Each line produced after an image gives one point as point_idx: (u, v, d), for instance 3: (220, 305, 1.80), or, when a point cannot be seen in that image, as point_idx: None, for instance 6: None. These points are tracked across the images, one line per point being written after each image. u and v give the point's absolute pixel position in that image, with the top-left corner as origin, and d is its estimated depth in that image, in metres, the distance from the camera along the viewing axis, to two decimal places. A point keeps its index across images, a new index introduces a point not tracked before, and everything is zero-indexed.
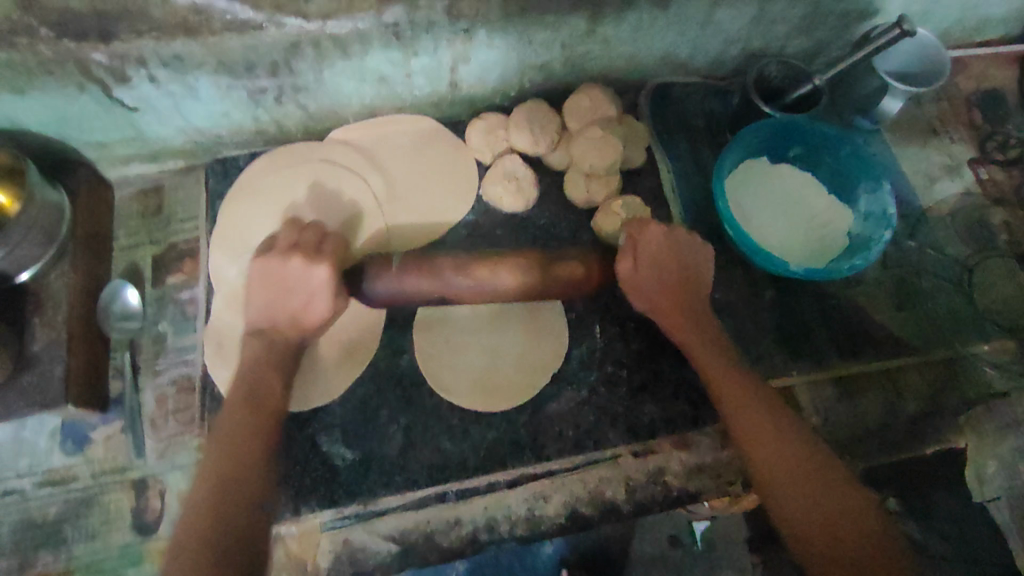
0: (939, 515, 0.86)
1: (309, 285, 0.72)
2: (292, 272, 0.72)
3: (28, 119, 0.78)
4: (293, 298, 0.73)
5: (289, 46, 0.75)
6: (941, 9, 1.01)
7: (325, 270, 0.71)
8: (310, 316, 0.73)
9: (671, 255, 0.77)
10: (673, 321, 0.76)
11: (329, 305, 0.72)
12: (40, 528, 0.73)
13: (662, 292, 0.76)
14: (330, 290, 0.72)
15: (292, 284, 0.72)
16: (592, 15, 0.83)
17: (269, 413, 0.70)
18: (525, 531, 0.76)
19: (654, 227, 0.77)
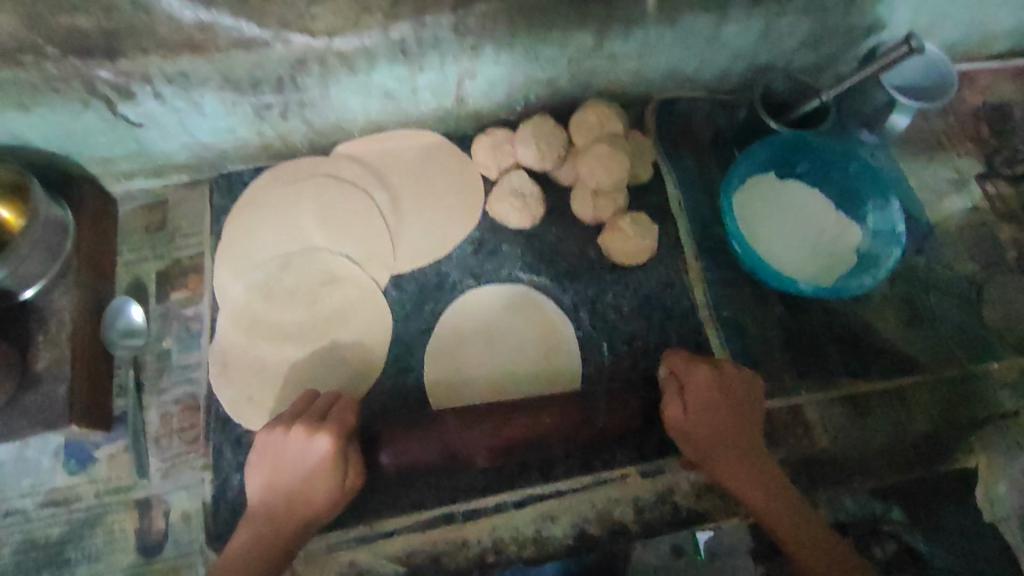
0: (948, 528, 0.84)
1: (308, 462, 0.65)
2: (289, 451, 0.65)
3: (32, 135, 0.77)
4: (287, 469, 0.65)
5: (295, 62, 0.74)
6: (947, 24, 1.01)
7: (325, 441, 0.64)
8: (312, 498, 0.65)
9: (717, 385, 0.71)
10: (700, 431, 0.70)
11: (333, 481, 0.65)
12: (42, 549, 0.72)
13: (703, 417, 0.70)
14: (332, 465, 0.64)
15: (294, 466, 0.65)
16: (599, 32, 0.83)
17: (285, 522, 0.65)
18: (533, 553, 0.75)
19: (699, 369, 0.71)
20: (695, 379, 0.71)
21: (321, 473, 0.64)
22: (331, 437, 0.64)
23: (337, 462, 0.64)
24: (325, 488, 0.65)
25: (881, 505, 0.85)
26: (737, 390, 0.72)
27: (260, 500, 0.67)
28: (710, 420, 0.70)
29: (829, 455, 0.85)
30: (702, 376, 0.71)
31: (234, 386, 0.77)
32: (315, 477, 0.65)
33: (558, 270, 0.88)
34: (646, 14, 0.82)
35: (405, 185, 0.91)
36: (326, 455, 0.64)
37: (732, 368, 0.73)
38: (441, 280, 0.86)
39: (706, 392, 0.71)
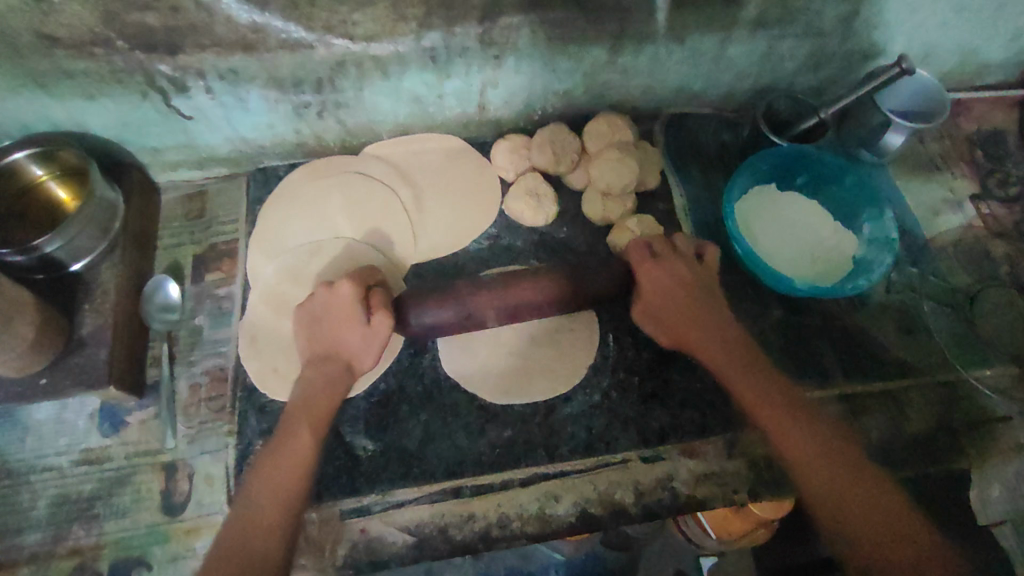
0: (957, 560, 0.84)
1: (337, 308, 0.74)
2: (317, 303, 0.75)
3: (93, 123, 0.85)
4: (327, 329, 0.74)
5: (335, 64, 0.82)
6: (940, 54, 1.07)
7: (347, 286, 0.74)
8: (345, 343, 0.73)
9: (671, 280, 0.76)
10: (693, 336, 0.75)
11: (361, 320, 0.73)
12: (73, 504, 0.76)
13: (667, 296, 0.75)
14: (354, 300, 0.74)
15: (330, 315, 0.74)
16: (612, 47, 0.90)
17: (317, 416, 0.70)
18: (536, 530, 0.78)
19: (648, 268, 0.76)
20: (641, 267, 0.76)
21: (349, 310, 0.73)
22: (350, 283, 0.75)
23: (359, 304, 0.74)
24: (356, 329, 0.73)
25: None
26: (694, 282, 0.76)
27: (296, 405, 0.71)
28: (675, 310, 0.75)
29: None
30: (652, 271, 0.76)
31: (260, 358, 0.82)
32: (350, 323, 0.73)
33: (568, 265, 0.93)
34: (656, 32, 0.89)
35: (426, 183, 0.97)
36: (349, 300, 0.74)
37: (679, 261, 0.77)
38: (458, 272, 0.91)
39: (661, 279, 0.76)
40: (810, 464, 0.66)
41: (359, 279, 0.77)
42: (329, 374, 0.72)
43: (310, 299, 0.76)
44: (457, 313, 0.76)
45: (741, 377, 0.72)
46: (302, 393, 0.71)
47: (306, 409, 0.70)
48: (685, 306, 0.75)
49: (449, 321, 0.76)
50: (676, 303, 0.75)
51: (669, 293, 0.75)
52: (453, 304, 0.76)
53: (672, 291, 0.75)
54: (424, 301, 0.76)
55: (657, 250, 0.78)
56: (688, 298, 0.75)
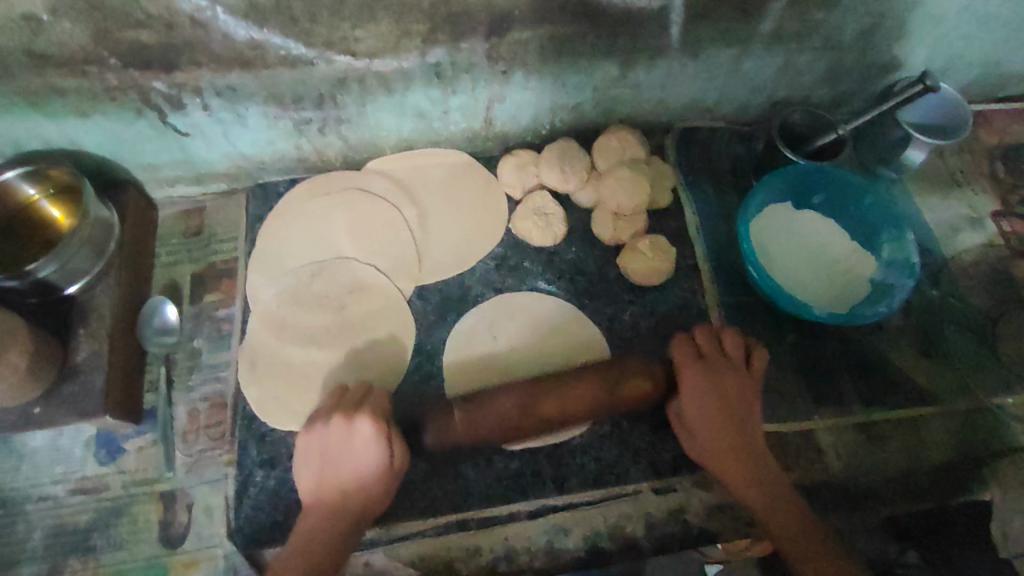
0: None
1: (354, 444, 0.68)
2: (334, 435, 0.69)
3: (86, 140, 0.83)
4: (341, 461, 0.68)
5: (336, 80, 0.79)
6: (963, 66, 1.03)
7: (368, 423, 0.68)
8: (363, 475, 0.67)
9: (712, 397, 0.72)
10: (716, 447, 0.72)
11: (381, 455, 0.67)
12: (70, 535, 0.76)
13: (708, 412, 0.72)
14: (374, 436, 0.68)
15: (343, 450, 0.68)
16: (623, 62, 0.87)
17: (340, 512, 0.67)
18: (544, 564, 0.77)
19: (692, 372, 0.73)
20: (685, 371, 0.73)
21: (368, 452, 0.67)
22: (371, 419, 0.68)
23: (380, 439, 0.68)
24: (374, 465, 0.67)
25: (895, 548, 0.84)
26: (735, 400, 0.72)
27: (315, 492, 0.69)
28: (706, 419, 0.72)
29: (839, 481, 0.85)
30: (690, 378, 0.73)
31: (260, 385, 0.80)
32: (365, 459, 0.67)
33: (576, 287, 0.90)
34: (670, 47, 0.86)
35: (431, 201, 0.94)
36: (369, 436, 0.68)
37: (724, 370, 0.73)
38: (464, 294, 0.89)
39: (700, 387, 0.72)
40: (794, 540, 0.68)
41: (380, 409, 0.71)
42: (330, 523, 0.66)
43: (327, 424, 0.70)
44: (478, 423, 0.71)
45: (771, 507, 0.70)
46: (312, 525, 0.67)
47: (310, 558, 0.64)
48: (715, 420, 0.72)
49: (467, 436, 0.72)
50: (706, 406, 0.71)
51: (710, 412, 0.72)
52: (475, 410, 0.72)
53: (711, 403, 0.72)
54: (446, 412, 0.73)
55: (702, 351, 0.75)
56: (726, 410, 0.72)
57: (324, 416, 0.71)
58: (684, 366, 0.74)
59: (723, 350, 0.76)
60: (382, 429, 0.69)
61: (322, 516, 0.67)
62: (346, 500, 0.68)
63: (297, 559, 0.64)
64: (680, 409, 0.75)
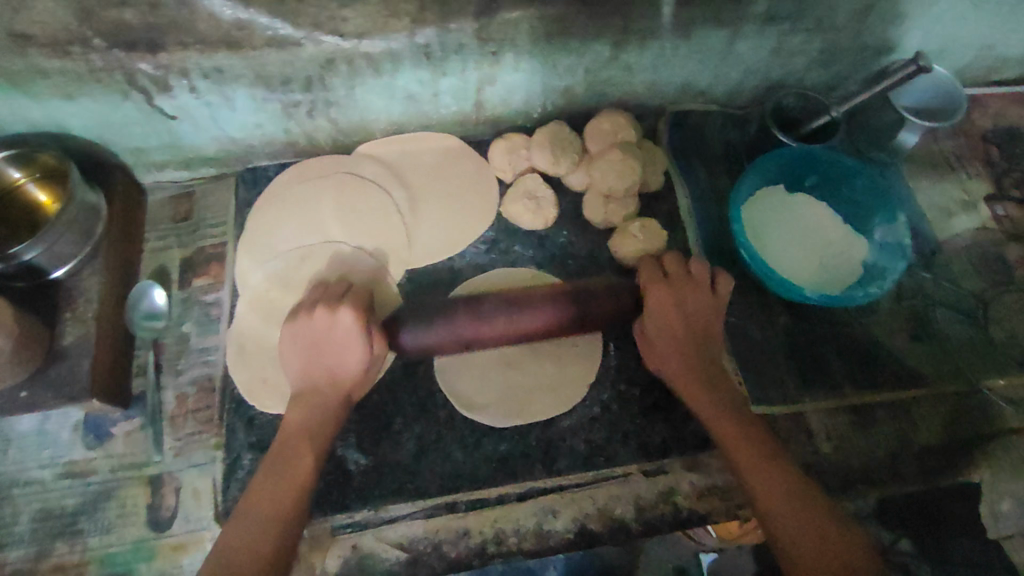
0: (955, 559, 0.82)
1: (338, 335, 0.71)
2: (318, 325, 0.72)
3: (73, 123, 0.82)
4: (325, 351, 0.72)
5: (324, 62, 0.78)
6: (958, 49, 1.02)
7: (349, 313, 0.71)
8: (345, 369, 0.71)
9: (675, 308, 0.75)
10: (684, 381, 0.74)
11: (363, 348, 0.71)
12: (58, 518, 0.76)
13: (670, 336, 0.75)
14: (357, 329, 0.71)
15: (328, 339, 0.72)
16: (615, 43, 0.86)
17: (320, 401, 0.70)
18: (533, 546, 0.76)
19: (655, 287, 0.75)
20: (652, 288, 0.76)
21: (352, 343, 0.71)
22: (353, 311, 0.71)
23: (361, 330, 0.71)
24: (357, 359, 0.71)
25: (889, 535, 0.83)
26: (694, 315, 0.76)
27: (298, 383, 0.72)
28: (672, 344, 0.75)
29: (830, 464, 0.85)
30: (656, 297, 0.75)
31: (249, 369, 0.80)
32: (349, 349, 0.71)
33: (567, 271, 0.90)
34: (662, 28, 0.85)
35: (421, 184, 0.94)
36: (350, 327, 0.71)
37: (688, 289, 0.76)
38: (454, 277, 0.88)
39: (665, 302, 0.75)
40: (753, 469, 0.67)
41: (359, 303, 0.74)
42: (320, 402, 0.70)
43: (310, 317, 0.72)
44: (459, 325, 0.73)
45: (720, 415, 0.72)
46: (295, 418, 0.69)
47: (290, 448, 0.68)
48: (682, 347, 0.75)
49: (443, 338, 0.73)
50: (672, 332, 0.75)
51: (675, 339, 0.75)
52: (464, 316, 0.74)
53: (674, 321, 0.75)
54: (424, 322, 0.73)
55: (667, 270, 0.77)
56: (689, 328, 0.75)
57: (306, 314, 0.73)
58: (652, 283, 0.76)
59: (686, 269, 0.78)
60: (365, 321, 0.72)
61: (304, 409, 0.70)
62: (330, 390, 0.71)
63: (268, 470, 0.66)
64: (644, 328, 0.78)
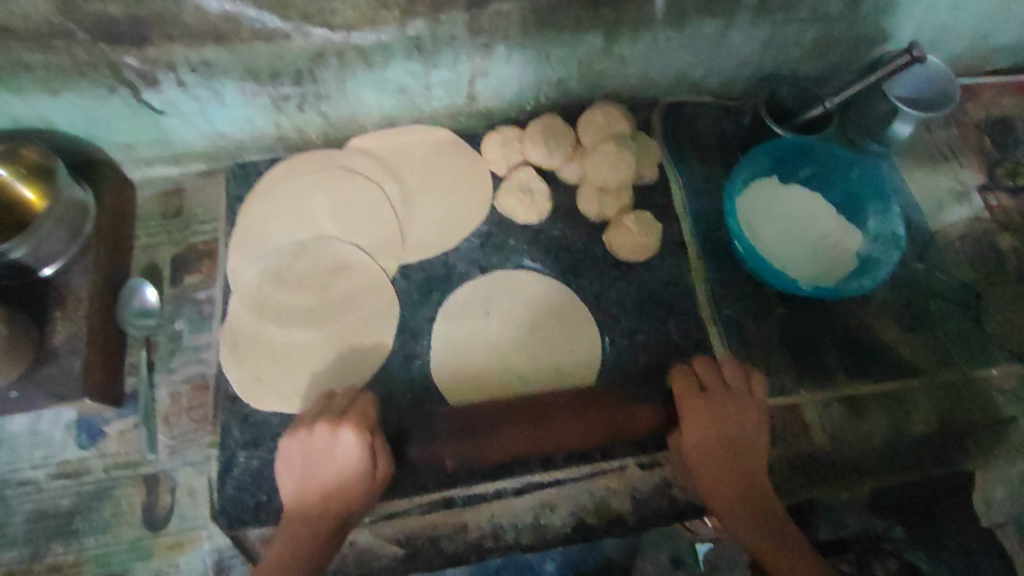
0: (950, 547, 0.83)
1: (338, 456, 0.65)
2: (318, 444, 0.66)
3: (60, 119, 0.81)
4: (321, 470, 0.65)
5: (314, 55, 0.77)
6: (950, 39, 1.02)
7: (352, 433, 0.65)
8: (342, 469, 0.65)
9: (715, 433, 0.70)
10: (684, 388, 0.74)
11: (359, 454, 0.65)
12: (52, 519, 0.75)
13: (699, 445, 0.70)
14: (360, 452, 0.65)
15: (326, 462, 0.66)
16: (608, 34, 0.85)
17: (329, 510, 0.65)
18: (530, 539, 0.79)
19: (691, 402, 0.72)
20: (686, 404, 0.72)
21: (354, 465, 0.65)
22: (356, 430, 0.66)
23: (364, 454, 0.65)
24: (355, 471, 0.65)
25: (881, 523, 0.85)
26: (735, 432, 0.70)
27: (296, 500, 0.66)
28: (699, 446, 0.70)
29: (824, 455, 0.86)
30: (690, 406, 0.72)
31: (243, 366, 0.80)
32: (348, 464, 0.65)
33: (562, 264, 0.90)
34: (654, 19, 0.84)
35: (414, 179, 0.93)
36: (353, 450, 0.65)
37: (727, 406, 0.72)
38: (448, 272, 0.88)
39: (704, 422, 0.71)
40: (719, 469, 0.70)
41: (365, 418, 0.68)
42: (318, 533, 0.64)
43: (310, 434, 0.67)
44: (462, 442, 0.75)
45: (777, 551, 0.65)
46: (285, 540, 0.63)
47: (279, 562, 0.61)
48: (707, 409, 0.72)
49: (452, 450, 0.74)
50: (704, 437, 0.70)
51: (706, 448, 0.70)
52: (466, 432, 0.75)
53: (706, 427, 0.70)
54: (434, 431, 0.75)
55: (704, 382, 0.74)
56: (722, 428, 0.70)
57: (306, 428, 0.68)
58: (687, 393, 0.73)
59: (723, 381, 0.74)
60: (366, 440, 0.66)
61: (305, 527, 0.64)
62: (331, 508, 0.65)
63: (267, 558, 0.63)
64: (680, 444, 0.73)
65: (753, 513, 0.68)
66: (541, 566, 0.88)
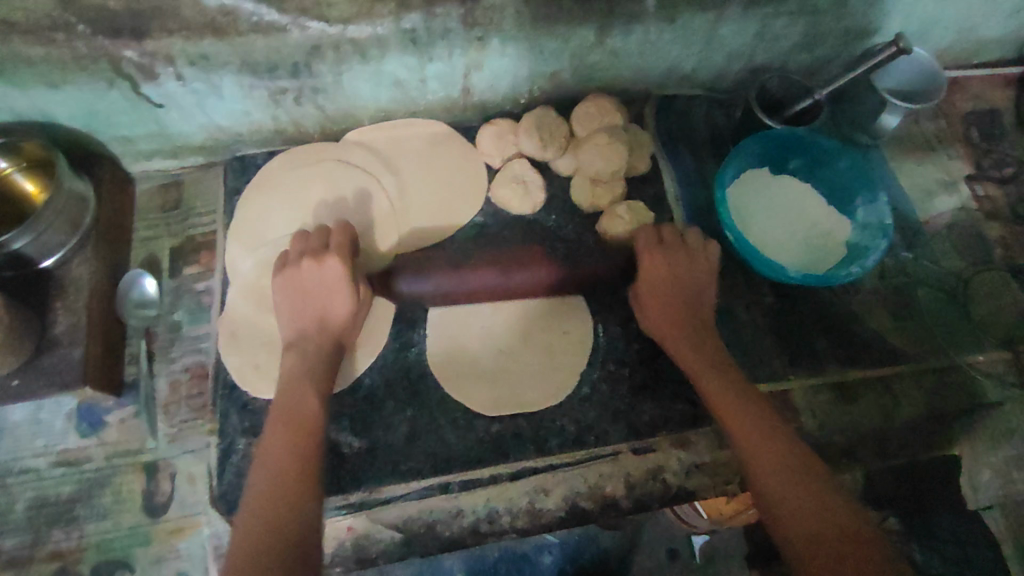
0: (940, 534, 0.86)
1: (325, 282, 0.74)
2: (308, 278, 0.75)
3: (59, 112, 0.82)
4: (311, 300, 0.74)
5: (311, 49, 0.78)
6: (938, 32, 1.04)
7: (336, 262, 0.74)
8: (334, 313, 0.74)
9: (669, 275, 0.79)
10: (670, 316, 0.79)
11: (347, 296, 0.75)
12: (53, 507, 0.76)
13: (654, 298, 0.79)
14: (345, 279, 0.74)
15: (315, 287, 0.75)
16: (600, 27, 0.87)
17: (321, 346, 0.74)
18: (525, 524, 0.79)
19: (653, 252, 0.80)
20: (643, 252, 0.81)
21: (340, 293, 0.74)
22: (340, 259, 0.75)
23: (348, 280, 0.74)
24: (344, 304, 0.74)
25: (878, 513, 0.87)
26: (688, 278, 0.80)
27: (293, 334, 0.75)
28: (659, 297, 0.79)
29: (816, 441, 0.87)
30: (659, 266, 0.79)
31: (241, 355, 0.81)
32: (334, 296, 0.74)
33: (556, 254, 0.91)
34: (646, 11, 0.86)
35: (409, 171, 0.94)
36: (339, 276, 0.74)
37: (682, 257, 0.80)
38: None
39: (661, 267, 0.80)
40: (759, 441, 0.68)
41: (343, 248, 0.77)
42: (311, 364, 0.72)
43: (299, 265, 0.76)
44: (445, 275, 0.79)
45: (781, 467, 0.66)
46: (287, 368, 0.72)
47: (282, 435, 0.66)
48: (682, 310, 0.78)
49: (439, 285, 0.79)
50: (668, 297, 0.79)
51: (664, 309, 0.79)
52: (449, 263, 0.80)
53: (665, 289, 0.79)
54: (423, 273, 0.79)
55: (662, 237, 0.82)
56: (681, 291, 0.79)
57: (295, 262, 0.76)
58: (654, 249, 0.81)
59: (681, 239, 0.82)
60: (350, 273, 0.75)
61: (290, 434, 0.66)
62: (319, 337, 0.74)
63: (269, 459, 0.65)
64: (646, 310, 0.81)
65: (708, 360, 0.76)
66: (537, 558, 0.95)
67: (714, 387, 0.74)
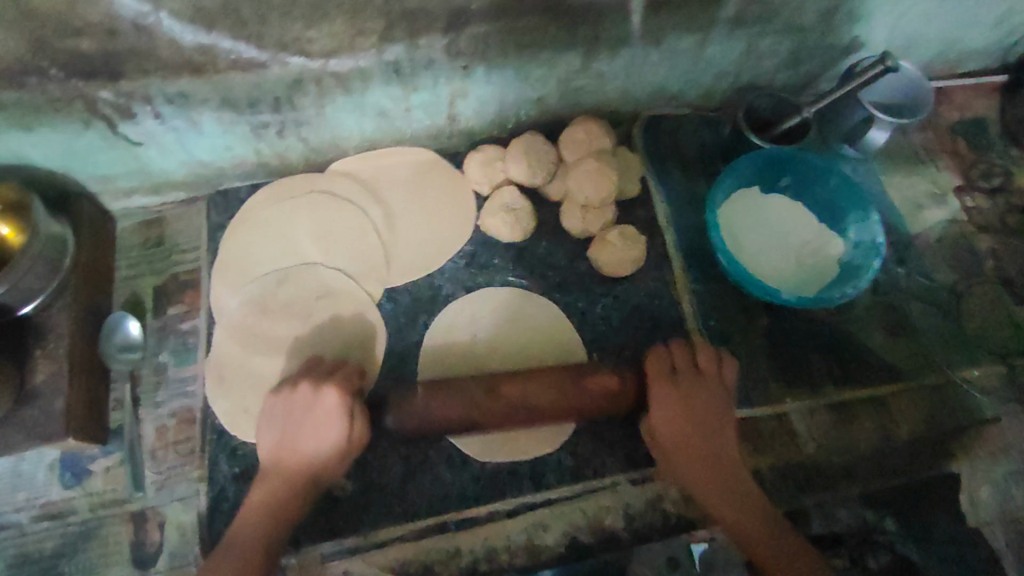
0: (938, 539, 0.84)
1: (317, 412, 0.70)
2: (299, 399, 0.72)
3: (34, 153, 0.79)
4: (302, 429, 0.70)
5: (292, 82, 0.77)
6: (922, 45, 1.04)
7: (333, 393, 0.71)
8: (318, 448, 0.69)
9: (679, 408, 0.73)
10: (666, 413, 0.73)
11: (337, 429, 0.69)
12: (38, 562, 0.74)
13: (670, 421, 0.73)
14: (339, 411, 0.70)
15: (307, 416, 0.71)
16: (586, 52, 0.86)
17: (297, 476, 0.70)
18: (524, 561, 0.77)
19: (663, 387, 0.73)
20: (656, 382, 0.74)
21: (326, 430, 0.69)
22: (336, 391, 0.71)
23: (342, 411, 0.70)
24: (332, 437, 0.69)
25: (874, 516, 0.84)
26: (702, 408, 0.74)
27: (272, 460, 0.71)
28: (667, 409, 0.73)
29: (814, 463, 0.86)
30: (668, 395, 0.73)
31: (229, 399, 0.79)
32: (325, 428, 0.70)
33: (548, 282, 0.90)
34: (632, 35, 0.85)
35: (398, 201, 0.93)
36: (333, 406, 0.70)
37: (698, 387, 0.74)
38: (434, 294, 0.88)
39: (673, 407, 0.73)
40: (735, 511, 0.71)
41: (348, 382, 0.73)
42: (290, 491, 0.69)
43: (295, 390, 0.72)
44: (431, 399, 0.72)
45: (748, 523, 0.70)
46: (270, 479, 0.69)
47: (273, 509, 0.68)
48: (683, 411, 0.73)
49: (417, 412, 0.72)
50: (681, 411, 0.73)
51: (672, 424, 0.73)
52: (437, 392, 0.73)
53: (685, 407, 0.73)
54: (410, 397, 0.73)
55: (676, 365, 0.76)
56: (692, 412, 0.73)
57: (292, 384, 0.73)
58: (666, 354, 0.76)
59: (692, 364, 0.76)
60: (348, 404, 0.71)
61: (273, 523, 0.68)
62: (302, 471, 0.70)
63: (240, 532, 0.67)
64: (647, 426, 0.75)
65: (701, 466, 0.72)
66: None
67: (728, 509, 0.71)
